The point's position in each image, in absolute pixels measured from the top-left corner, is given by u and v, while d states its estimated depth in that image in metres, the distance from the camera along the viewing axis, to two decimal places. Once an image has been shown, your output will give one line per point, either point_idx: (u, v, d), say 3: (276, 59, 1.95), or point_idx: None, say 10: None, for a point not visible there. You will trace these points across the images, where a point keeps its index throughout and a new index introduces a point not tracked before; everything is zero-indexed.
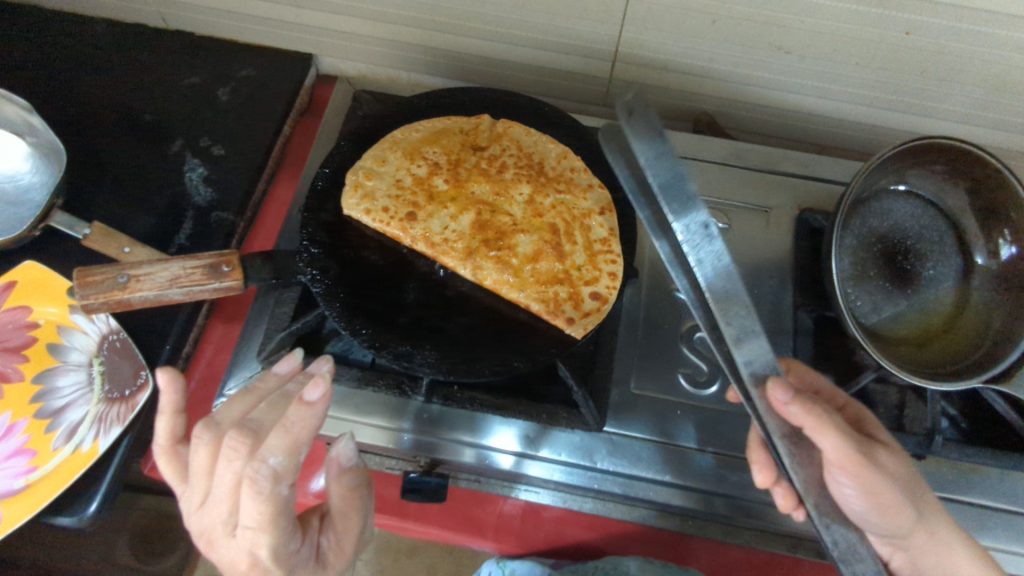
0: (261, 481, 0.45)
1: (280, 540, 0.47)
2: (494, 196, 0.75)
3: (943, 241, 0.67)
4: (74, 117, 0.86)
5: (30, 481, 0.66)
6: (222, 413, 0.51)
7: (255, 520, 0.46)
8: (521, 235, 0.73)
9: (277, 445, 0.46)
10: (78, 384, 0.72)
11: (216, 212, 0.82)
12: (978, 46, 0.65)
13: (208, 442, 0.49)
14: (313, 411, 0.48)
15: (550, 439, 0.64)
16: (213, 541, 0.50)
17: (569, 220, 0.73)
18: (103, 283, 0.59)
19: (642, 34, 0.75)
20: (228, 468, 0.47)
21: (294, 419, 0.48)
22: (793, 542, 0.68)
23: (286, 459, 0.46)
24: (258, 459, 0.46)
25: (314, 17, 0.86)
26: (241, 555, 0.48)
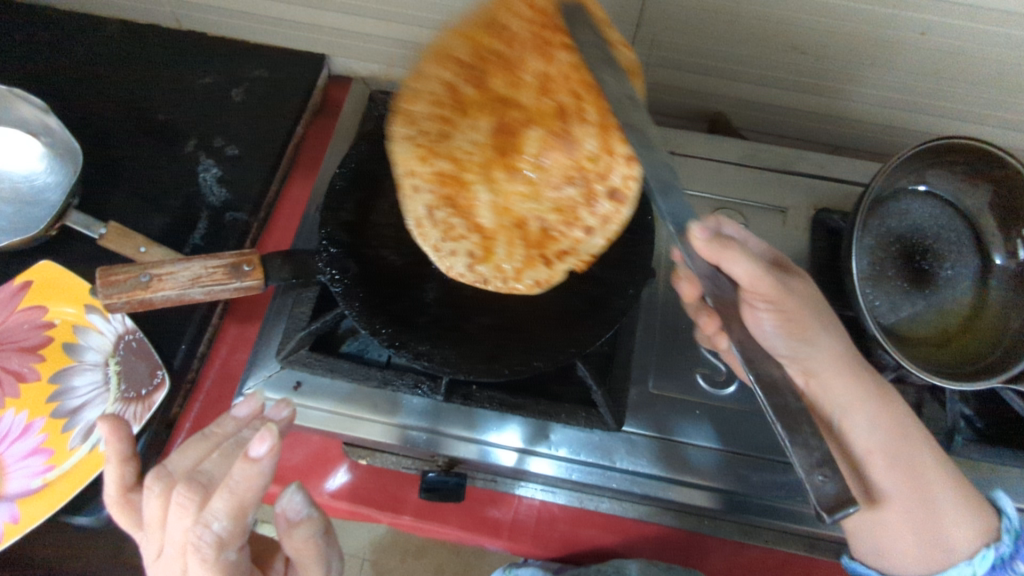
0: (204, 549, 0.46)
1: None
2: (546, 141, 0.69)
3: (961, 241, 0.67)
4: (88, 117, 0.86)
5: (47, 481, 0.66)
6: (174, 464, 0.52)
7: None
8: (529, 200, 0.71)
9: (221, 508, 0.46)
10: (95, 383, 0.72)
11: (231, 212, 0.82)
12: (994, 46, 0.65)
13: (157, 495, 0.49)
14: (258, 467, 0.46)
15: (567, 438, 0.64)
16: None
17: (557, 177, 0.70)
18: (125, 282, 0.59)
19: (657, 35, 0.76)
20: (178, 527, 0.47)
21: (238, 479, 0.46)
22: (810, 542, 0.68)
23: (229, 524, 0.46)
24: (202, 525, 0.46)
25: (328, 18, 0.86)
26: None
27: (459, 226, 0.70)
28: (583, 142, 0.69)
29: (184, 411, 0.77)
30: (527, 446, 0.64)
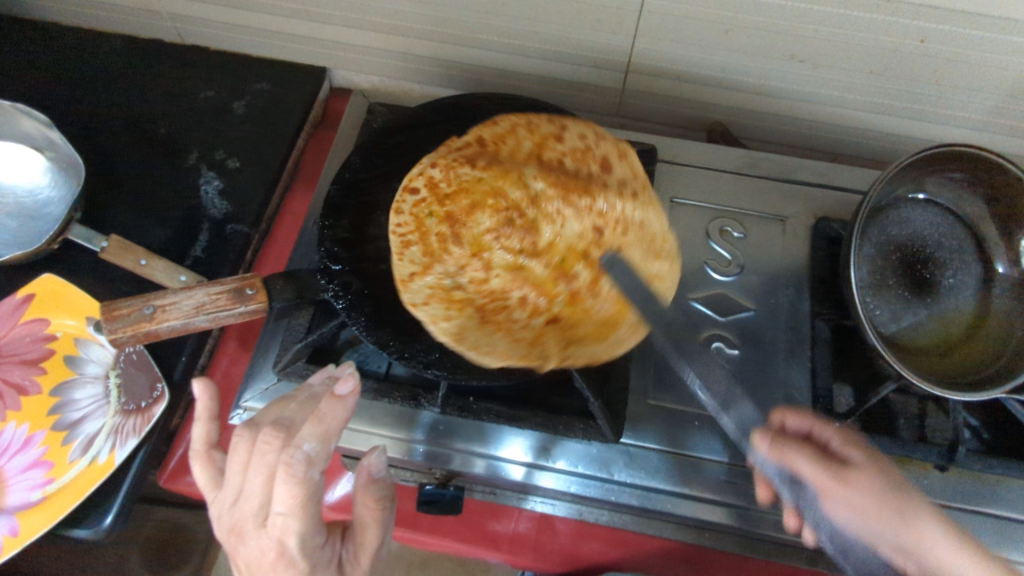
0: (296, 465, 0.45)
1: (309, 533, 0.46)
2: (527, 247, 0.80)
3: (963, 249, 0.66)
4: (91, 131, 0.87)
5: (47, 493, 0.66)
6: (257, 416, 0.51)
7: (285, 503, 0.45)
8: (505, 199, 0.81)
9: (310, 432, 0.47)
10: (95, 397, 0.73)
11: (231, 225, 0.83)
12: (993, 53, 0.65)
13: (245, 440, 0.48)
14: (342, 404, 0.50)
15: (561, 449, 0.64)
16: (243, 534, 0.47)
17: (521, 215, 0.80)
18: (129, 317, 0.59)
19: (653, 46, 0.76)
20: (258, 462, 0.47)
21: (325, 411, 0.49)
22: (812, 555, 0.66)
23: (319, 446, 0.47)
24: (294, 446, 0.46)
25: (328, 31, 0.87)
26: (268, 551, 0.46)
27: (534, 142, 0.76)
28: (486, 213, 0.82)
29: (184, 424, 0.78)
30: (534, 460, 0.64)
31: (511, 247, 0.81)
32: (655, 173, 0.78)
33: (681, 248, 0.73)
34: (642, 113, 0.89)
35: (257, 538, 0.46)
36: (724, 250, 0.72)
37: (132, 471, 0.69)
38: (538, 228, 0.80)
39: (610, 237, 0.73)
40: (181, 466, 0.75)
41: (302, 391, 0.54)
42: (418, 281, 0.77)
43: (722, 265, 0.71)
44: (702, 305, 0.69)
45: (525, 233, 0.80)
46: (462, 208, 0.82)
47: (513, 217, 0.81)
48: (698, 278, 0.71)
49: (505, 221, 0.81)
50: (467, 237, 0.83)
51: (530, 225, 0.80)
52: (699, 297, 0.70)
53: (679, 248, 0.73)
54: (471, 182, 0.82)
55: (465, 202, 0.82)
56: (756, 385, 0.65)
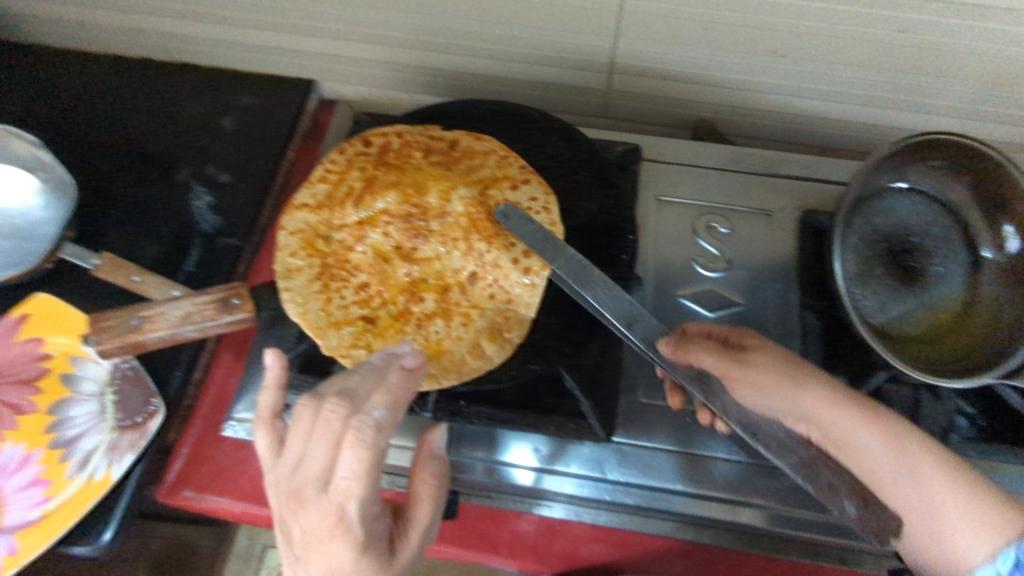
0: (366, 430, 0.44)
1: (370, 502, 0.44)
2: (407, 252, 0.72)
3: (950, 237, 0.66)
4: (82, 150, 0.87)
5: (45, 511, 0.66)
6: (322, 384, 0.49)
7: (351, 467, 0.43)
8: (425, 200, 0.73)
9: (379, 401, 0.47)
10: (91, 414, 0.72)
11: (223, 238, 0.83)
12: (973, 41, 0.65)
13: (311, 405, 0.46)
14: (410, 379, 0.51)
15: (565, 452, 0.64)
16: (301, 499, 0.44)
17: (427, 220, 0.73)
18: (116, 326, 0.60)
19: (635, 47, 0.76)
20: (325, 425, 0.45)
21: (393, 384, 0.49)
22: (812, 549, 0.66)
23: (388, 414, 0.46)
24: (363, 412, 0.45)
25: (314, 43, 0.88)
26: (328, 516, 0.43)
27: (485, 167, 0.75)
28: (389, 202, 0.73)
29: (182, 437, 0.78)
30: (545, 466, 0.64)
31: (398, 243, 0.72)
32: (641, 172, 0.78)
33: (669, 246, 0.73)
34: (628, 113, 0.89)
35: (318, 502, 0.43)
36: (712, 246, 0.72)
37: (129, 485, 0.69)
38: (431, 246, 0.72)
39: (502, 287, 0.69)
40: (180, 479, 0.75)
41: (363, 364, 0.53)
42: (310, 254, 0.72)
43: (710, 261, 0.71)
44: (690, 302, 0.69)
45: (417, 237, 0.72)
46: (385, 178, 0.74)
47: (424, 210, 0.73)
48: (686, 274, 0.71)
49: (407, 223, 0.72)
50: (366, 208, 0.73)
51: (422, 240, 0.72)
52: (687, 294, 0.70)
53: (667, 246, 0.73)
54: (411, 167, 0.75)
55: (393, 185, 0.73)
56: None
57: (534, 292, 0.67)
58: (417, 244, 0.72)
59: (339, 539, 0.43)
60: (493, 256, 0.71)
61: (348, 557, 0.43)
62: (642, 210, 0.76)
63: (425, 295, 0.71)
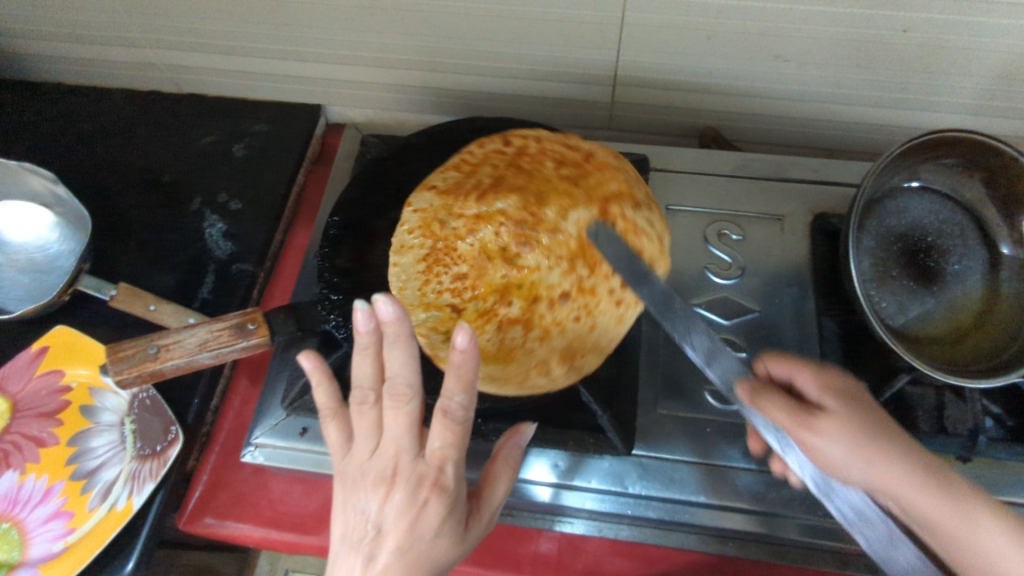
0: (452, 413, 0.45)
1: (463, 468, 0.47)
2: (501, 255, 0.72)
3: (966, 234, 0.66)
4: (96, 184, 0.89)
5: (69, 543, 0.66)
6: (360, 374, 0.47)
7: (446, 439, 0.46)
8: (542, 209, 0.69)
9: (454, 386, 0.45)
10: (112, 444, 0.73)
11: (237, 264, 0.84)
12: (979, 37, 0.64)
13: (372, 403, 0.48)
14: (461, 360, 0.44)
15: (583, 467, 0.64)
16: (393, 474, 0.45)
17: (520, 228, 0.70)
18: (135, 356, 0.60)
19: (638, 58, 0.76)
20: (398, 411, 0.46)
21: (458, 366, 0.44)
22: (842, 558, 0.64)
23: (466, 398, 0.45)
24: (444, 398, 0.45)
25: (320, 69, 0.89)
26: (422, 485, 0.46)
27: (590, 174, 0.70)
28: (503, 204, 0.71)
29: (201, 465, 0.78)
30: (562, 480, 0.63)
31: (500, 240, 0.72)
32: (648, 182, 0.79)
33: (680, 254, 0.73)
34: (633, 124, 0.89)
35: (412, 470, 0.45)
36: (724, 254, 0.72)
37: (150, 515, 0.69)
38: (524, 255, 0.70)
39: (583, 312, 0.67)
40: (200, 507, 0.75)
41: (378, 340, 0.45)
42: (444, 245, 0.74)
43: (723, 269, 0.71)
44: (705, 311, 0.69)
45: (509, 243, 0.71)
46: (486, 178, 0.73)
47: (528, 217, 0.70)
48: (699, 283, 0.71)
49: (519, 227, 0.70)
50: (490, 213, 0.72)
51: (518, 246, 0.70)
52: (701, 302, 0.69)
53: (679, 255, 0.73)
54: (541, 177, 0.71)
55: (552, 182, 0.70)
56: None
57: (620, 326, 0.65)
58: (514, 248, 0.71)
59: (434, 501, 0.45)
60: (572, 278, 0.67)
61: (442, 520, 0.45)
62: None
63: (509, 296, 0.72)
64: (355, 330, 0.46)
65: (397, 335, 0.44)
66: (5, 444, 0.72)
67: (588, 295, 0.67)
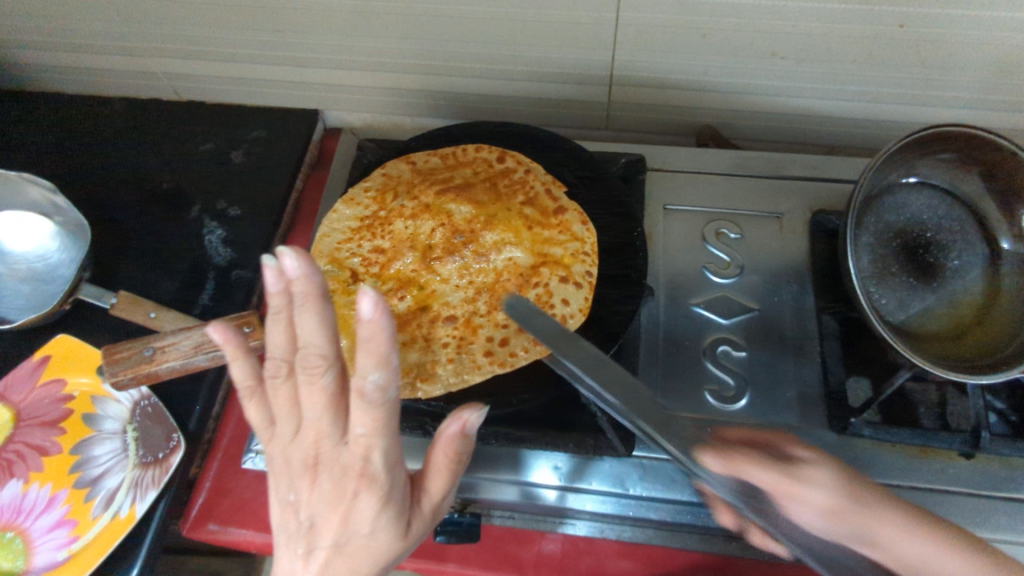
0: (370, 393, 0.42)
1: (394, 449, 0.45)
2: (422, 257, 0.73)
3: (965, 229, 0.65)
4: (96, 193, 0.89)
5: (73, 551, 0.66)
6: (273, 345, 0.47)
7: (367, 424, 0.44)
8: (488, 232, 0.73)
9: (367, 360, 0.41)
10: (115, 451, 0.73)
11: (236, 270, 0.84)
12: (976, 30, 0.64)
13: (285, 377, 0.47)
14: (373, 328, 0.41)
15: (589, 469, 0.63)
16: (319, 461, 0.46)
17: (453, 241, 0.73)
18: (129, 358, 0.61)
19: (634, 57, 0.76)
20: (314, 389, 0.45)
21: (365, 337, 0.41)
22: None
23: (384, 372, 0.42)
24: (359, 375, 0.42)
25: (316, 74, 0.89)
26: (350, 468, 0.45)
27: (526, 256, 0.73)
28: (458, 211, 0.75)
29: (204, 471, 0.78)
30: (568, 483, 0.63)
31: (430, 238, 0.74)
32: (646, 182, 0.78)
33: (679, 254, 0.73)
34: (630, 124, 0.89)
35: (338, 458, 0.45)
36: (722, 252, 0.72)
37: (153, 523, 0.69)
38: (444, 273, 0.72)
39: (473, 334, 0.69)
40: (203, 513, 0.75)
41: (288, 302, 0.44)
42: (388, 210, 0.77)
43: (722, 268, 0.71)
44: (704, 310, 0.69)
45: (438, 255, 0.73)
46: (455, 184, 0.76)
47: (483, 239, 0.73)
48: (698, 282, 0.70)
49: (454, 239, 0.73)
50: (450, 218, 0.75)
51: (447, 252, 0.73)
52: (700, 302, 0.69)
53: (677, 255, 0.73)
54: (505, 203, 0.75)
55: (513, 212, 0.75)
56: (768, 387, 0.64)
57: None
58: (434, 257, 0.73)
59: (364, 493, 0.45)
60: (467, 310, 0.70)
61: (374, 509, 0.45)
62: (649, 221, 0.76)
63: (412, 281, 0.72)
64: (270, 291, 0.46)
65: (304, 295, 0.44)
66: (9, 454, 0.73)
67: (470, 325, 0.69)
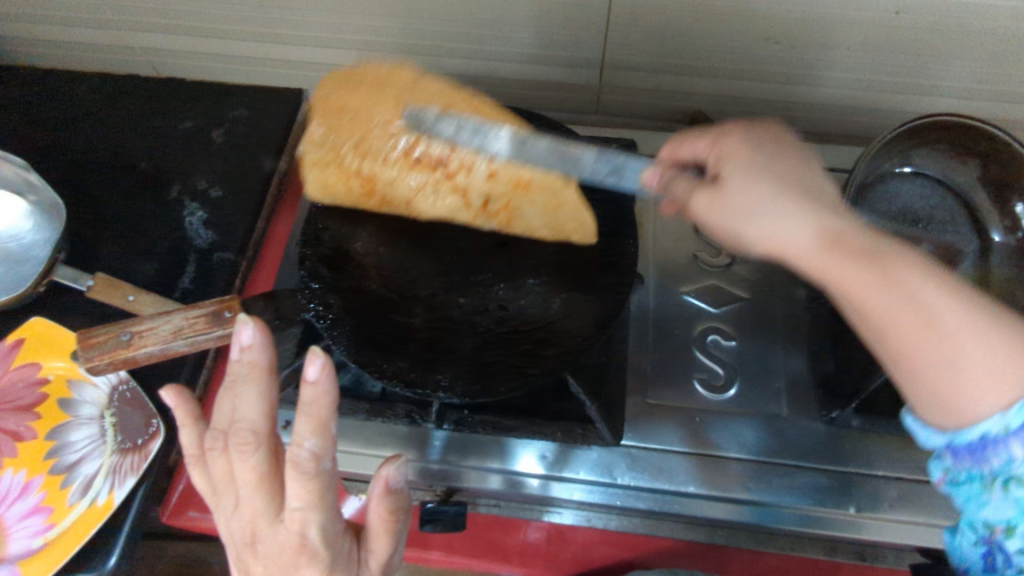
0: (304, 464, 0.43)
1: (330, 519, 0.45)
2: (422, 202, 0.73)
3: (958, 220, 0.65)
4: (72, 171, 0.86)
5: (48, 539, 0.64)
6: (215, 417, 0.46)
7: (301, 498, 0.43)
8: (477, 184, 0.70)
9: (303, 429, 0.43)
10: (91, 437, 0.71)
11: (218, 253, 0.82)
12: (972, 18, 0.63)
13: (222, 451, 0.45)
14: (318, 389, 0.43)
15: (569, 459, 0.63)
16: (256, 538, 0.45)
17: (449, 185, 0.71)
18: (106, 343, 0.59)
19: (627, 41, 0.75)
20: (245, 467, 0.44)
21: (307, 402, 0.43)
22: (831, 545, 0.64)
23: (320, 440, 0.43)
24: (294, 444, 0.43)
25: (301, 52, 0.87)
26: (284, 544, 0.44)
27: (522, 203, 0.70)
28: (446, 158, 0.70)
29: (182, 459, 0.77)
30: (550, 471, 0.63)
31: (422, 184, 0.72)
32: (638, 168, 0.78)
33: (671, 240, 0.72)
34: (622, 108, 0.88)
35: (274, 536, 0.44)
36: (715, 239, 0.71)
37: (132, 510, 0.67)
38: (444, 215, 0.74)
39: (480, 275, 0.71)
40: (183, 500, 0.74)
41: (231, 375, 0.45)
42: (371, 154, 0.71)
43: (712, 257, 0.71)
44: (695, 299, 0.69)
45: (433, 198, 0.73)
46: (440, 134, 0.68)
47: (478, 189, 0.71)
48: (687, 272, 0.71)
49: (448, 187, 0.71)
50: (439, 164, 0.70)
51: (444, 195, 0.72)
52: (690, 290, 0.70)
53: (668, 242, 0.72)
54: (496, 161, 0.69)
55: (514, 187, 0.69)
56: (756, 376, 0.65)
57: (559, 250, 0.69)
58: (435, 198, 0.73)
59: (304, 567, 0.44)
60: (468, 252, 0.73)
61: None
62: (641, 209, 0.76)
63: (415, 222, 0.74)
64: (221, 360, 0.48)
65: (251, 366, 0.45)
66: None
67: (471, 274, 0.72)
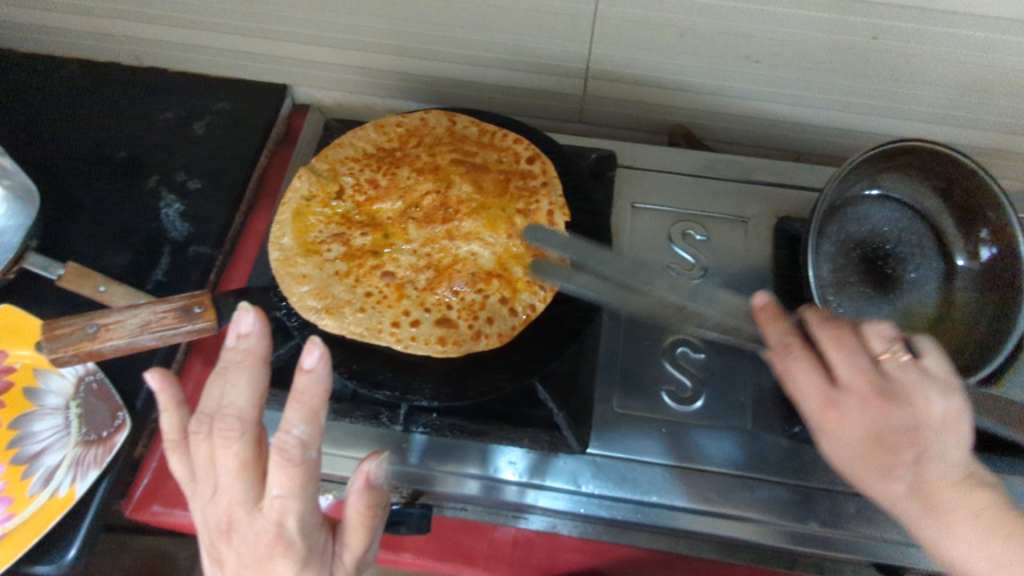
0: (290, 450, 0.43)
1: (309, 511, 0.45)
2: (399, 219, 0.72)
3: (924, 244, 0.67)
4: (47, 158, 0.85)
5: (7, 530, 0.63)
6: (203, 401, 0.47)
7: (283, 485, 0.43)
8: (465, 219, 0.71)
9: (294, 416, 0.44)
10: (55, 428, 0.70)
11: (193, 247, 0.81)
12: (945, 46, 0.65)
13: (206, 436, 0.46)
14: (313, 377, 0.45)
15: (549, 467, 0.63)
16: (234, 526, 0.44)
17: (437, 207, 0.71)
18: (71, 335, 0.58)
19: (610, 53, 0.75)
20: (226, 453, 0.44)
21: (302, 388, 0.44)
22: (790, 558, 0.65)
23: (310, 428, 0.44)
24: (283, 430, 0.44)
25: (286, 48, 0.87)
26: (261, 533, 0.43)
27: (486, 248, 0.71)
28: (454, 186, 0.72)
29: (149, 451, 0.76)
30: (527, 480, 0.62)
31: (420, 193, 0.72)
32: (616, 178, 0.78)
33: (646, 251, 0.73)
34: (604, 118, 0.89)
35: (251, 524, 0.44)
36: (687, 254, 0.72)
37: (94, 503, 0.67)
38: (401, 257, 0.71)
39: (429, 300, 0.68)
40: (147, 494, 0.73)
41: (226, 362, 0.47)
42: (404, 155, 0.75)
43: (687, 270, 0.71)
44: None
45: (413, 213, 0.72)
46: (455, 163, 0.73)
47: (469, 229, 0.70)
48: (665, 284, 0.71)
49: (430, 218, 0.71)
50: (439, 191, 0.72)
51: (427, 213, 0.71)
52: None
53: (643, 253, 0.72)
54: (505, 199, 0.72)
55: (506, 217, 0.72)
56: (721, 389, 0.65)
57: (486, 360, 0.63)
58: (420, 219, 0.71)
59: (279, 557, 0.43)
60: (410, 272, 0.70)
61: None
62: (617, 218, 0.75)
63: (392, 228, 0.72)
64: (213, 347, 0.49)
65: (245, 354, 0.47)
66: None
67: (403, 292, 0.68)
